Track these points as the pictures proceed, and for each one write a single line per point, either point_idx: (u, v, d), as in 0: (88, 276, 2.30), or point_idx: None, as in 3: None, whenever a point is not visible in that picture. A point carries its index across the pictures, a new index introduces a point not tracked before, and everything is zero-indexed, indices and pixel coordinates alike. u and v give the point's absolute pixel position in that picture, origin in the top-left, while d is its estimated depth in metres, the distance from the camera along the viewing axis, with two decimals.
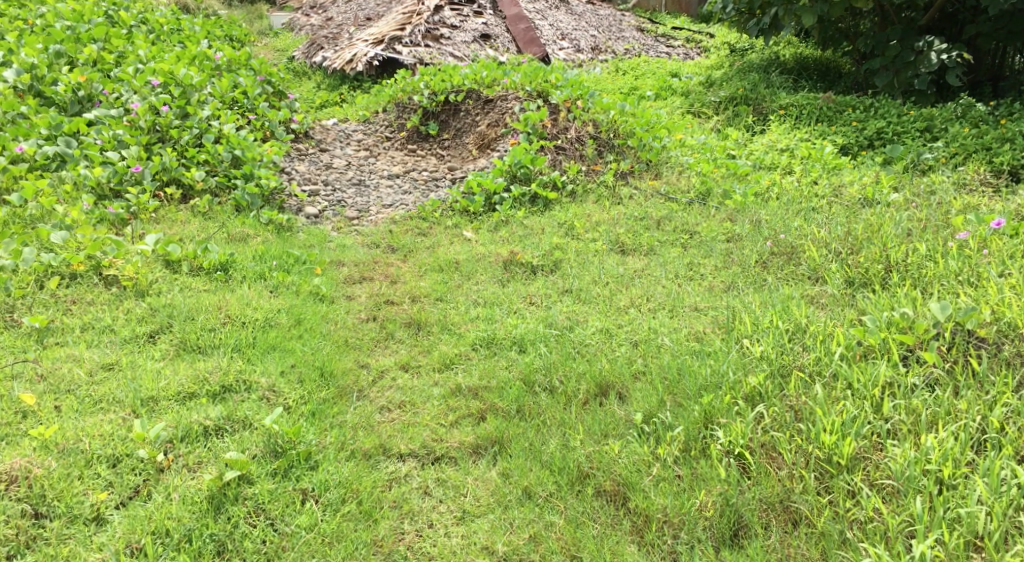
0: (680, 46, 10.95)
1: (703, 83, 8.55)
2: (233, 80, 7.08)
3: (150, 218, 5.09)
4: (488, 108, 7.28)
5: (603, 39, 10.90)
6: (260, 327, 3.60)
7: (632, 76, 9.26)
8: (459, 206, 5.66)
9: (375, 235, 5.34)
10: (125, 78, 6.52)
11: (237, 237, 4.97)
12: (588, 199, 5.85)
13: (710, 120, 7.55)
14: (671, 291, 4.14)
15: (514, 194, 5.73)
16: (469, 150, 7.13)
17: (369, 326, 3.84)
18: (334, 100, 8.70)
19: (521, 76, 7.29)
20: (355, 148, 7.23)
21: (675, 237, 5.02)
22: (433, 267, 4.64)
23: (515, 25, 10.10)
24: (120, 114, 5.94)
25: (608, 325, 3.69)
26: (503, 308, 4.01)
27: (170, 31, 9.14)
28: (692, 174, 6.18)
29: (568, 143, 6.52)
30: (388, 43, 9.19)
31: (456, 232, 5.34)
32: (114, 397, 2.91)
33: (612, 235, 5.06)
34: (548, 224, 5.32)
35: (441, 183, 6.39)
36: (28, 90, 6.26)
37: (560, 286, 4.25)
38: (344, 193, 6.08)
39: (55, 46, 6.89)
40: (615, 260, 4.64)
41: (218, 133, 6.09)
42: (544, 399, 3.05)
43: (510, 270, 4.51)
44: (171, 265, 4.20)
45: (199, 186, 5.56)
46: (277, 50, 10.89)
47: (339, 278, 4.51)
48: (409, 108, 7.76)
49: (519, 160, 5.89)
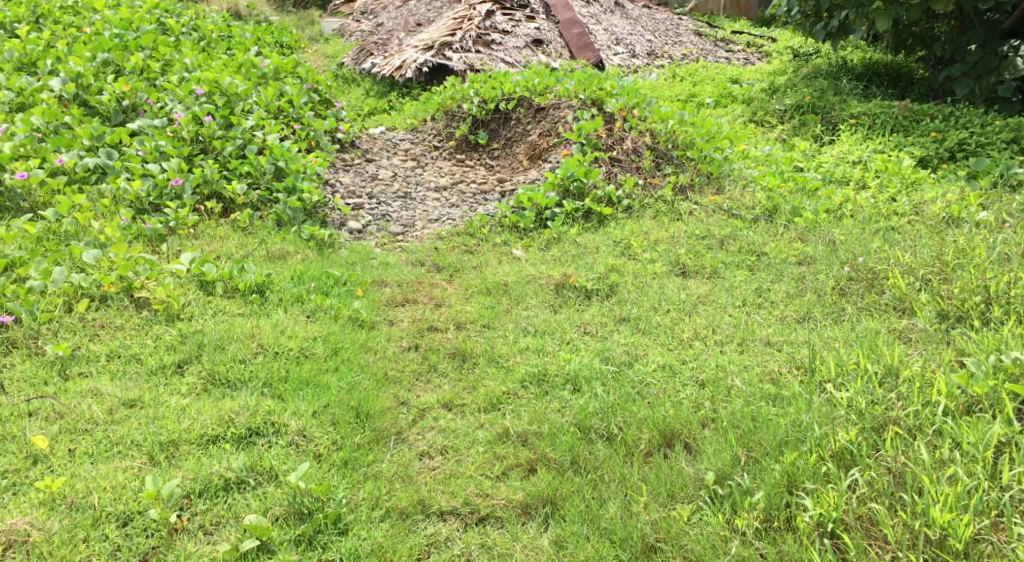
0: (739, 51, 10.53)
1: (766, 89, 8.13)
2: (279, 88, 6.86)
3: (188, 234, 4.89)
4: (540, 117, 6.99)
5: (659, 44, 10.53)
6: (293, 358, 3.35)
7: (690, 82, 8.89)
8: (509, 221, 5.37)
9: (421, 253, 5.07)
10: (170, 87, 6.37)
11: (277, 255, 4.74)
12: (645, 215, 5.52)
13: (775, 130, 7.14)
14: (741, 321, 3.77)
15: (567, 209, 5.42)
16: (520, 160, 6.85)
17: (412, 357, 3.57)
18: (382, 108, 8.50)
19: (574, 84, 6.98)
20: (402, 158, 6.99)
21: (741, 258, 4.65)
22: (481, 290, 4.36)
23: (569, 29, 9.79)
24: (162, 124, 5.77)
25: (671, 360, 3.36)
26: (556, 339, 3.70)
27: (219, 37, 9.01)
28: (756, 189, 5.80)
29: (623, 155, 6.19)
30: (438, 49, 8.95)
31: (505, 250, 5.05)
32: (132, 440, 2.70)
33: (672, 256, 4.71)
34: (603, 242, 5.00)
35: (490, 197, 6.12)
36: (73, 99, 6.15)
37: (617, 313, 3.92)
38: (389, 206, 5.84)
39: (102, 54, 6.78)
40: (676, 284, 4.30)
41: (262, 144, 5.89)
42: (601, 450, 2.75)
43: (563, 294, 4.20)
44: (205, 285, 3.98)
45: (240, 199, 5.36)
46: (326, 57, 10.73)
47: (382, 300, 4.26)
48: (458, 116, 7.50)
49: (572, 173, 5.58)
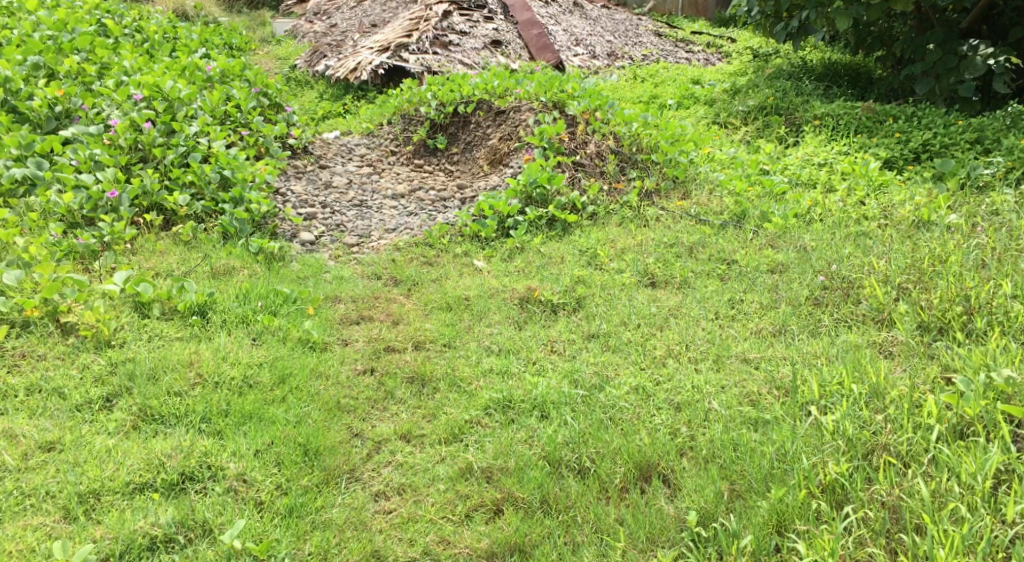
0: (700, 51, 10.41)
1: (728, 90, 8.00)
2: (225, 92, 6.54)
3: (125, 250, 4.58)
4: (500, 120, 6.77)
5: (619, 44, 10.36)
6: (236, 389, 3.07)
7: (651, 84, 8.73)
8: (469, 230, 5.13)
9: (376, 265, 4.81)
10: (107, 91, 6.03)
11: (222, 271, 4.45)
12: (610, 221, 5.32)
13: (740, 131, 7.00)
14: (715, 336, 3.58)
15: (530, 217, 5.19)
16: (480, 165, 6.62)
17: (366, 382, 3.31)
18: (336, 111, 8.22)
19: (535, 86, 6.78)
20: (357, 163, 6.72)
21: (710, 266, 4.46)
22: (440, 306, 4.11)
23: (527, 30, 9.59)
24: (98, 131, 5.44)
25: (644, 381, 3.15)
26: (520, 359, 3.47)
27: (163, 39, 8.64)
28: (724, 193, 5.63)
29: (587, 159, 5.99)
30: (394, 51, 8.68)
31: (466, 261, 4.81)
32: (47, 491, 2.45)
33: (640, 266, 4.50)
34: (567, 252, 4.79)
35: (449, 204, 5.87)
36: (1, 105, 5.80)
37: (585, 329, 3.70)
38: (343, 216, 5.56)
39: (34, 57, 6.41)
40: (645, 296, 4.10)
41: (206, 151, 5.58)
42: (574, 486, 2.54)
43: (527, 309, 3.97)
44: (141, 307, 3.68)
45: (182, 211, 5.04)
46: (278, 59, 10.39)
47: (334, 318, 4.00)
48: (416, 120, 7.24)
49: (535, 179, 5.36)
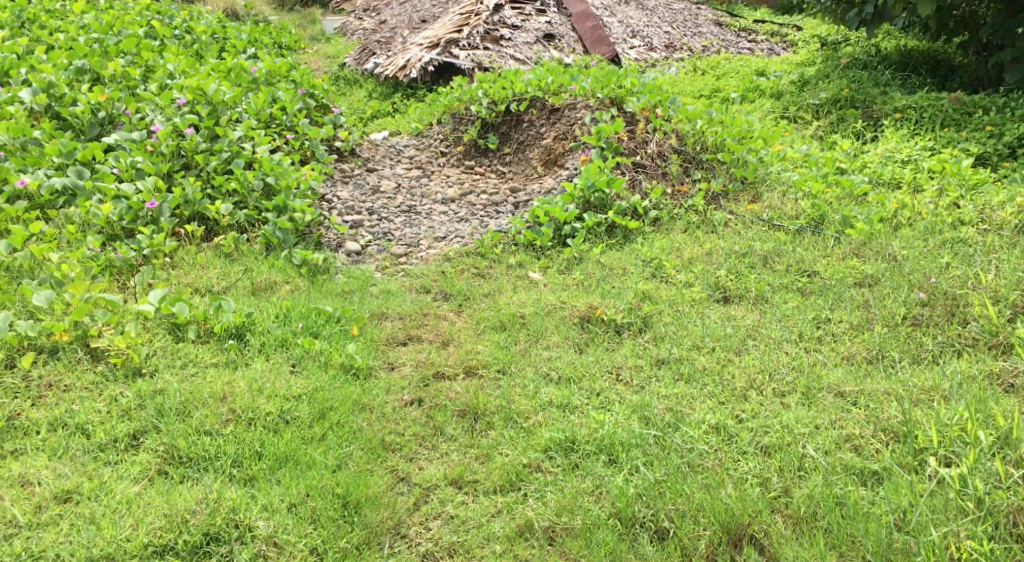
0: (763, 41, 9.92)
1: (797, 81, 7.53)
2: (271, 93, 6.30)
3: (164, 263, 4.36)
4: (554, 119, 6.43)
5: (677, 35, 9.92)
6: (271, 426, 2.80)
7: (713, 76, 8.31)
8: (523, 238, 4.79)
9: (425, 277, 4.52)
10: (151, 95, 5.83)
11: (263, 287, 4.21)
12: (675, 228, 4.97)
13: (811, 126, 6.54)
14: (801, 366, 3.20)
15: (589, 223, 4.84)
16: (534, 166, 6.30)
17: (413, 415, 3.02)
18: (385, 110, 7.98)
19: (591, 81, 6.41)
20: (406, 166, 6.44)
21: (789, 278, 4.06)
22: (493, 325, 3.82)
23: (582, 23, 9.21)
24: (140, 137, 5.24)
25: (723, 418, 2.79)
26: (582, 390, 3.14)
27: (210, 41, 8.46)
28: (799, 196, 5.21)
29: (648, 159, 5.62)
30: (444, 47, 8.39)
31: (521, 273, 4.49)
32: (56, 555, 2.28)
33: (710, 279, 4.13)
34: (629, 263, 4.44)
35: (502, 209, 5.56)
36: (44, 111, 5.64)
37: (653, 354, 3.35)
38: (391, 223, 5.29)
39: (78, 60, 6.24)
40: (719, 314, 3.73)
41: (250, 157, 5.35)
42: (653, 553, 2.31)
43: (587, 330, 3.64)
44: (176, 329, 3.43)
45: (225, 220, 4.81)
46: (327, 57, 10.17)
47: (381, 338, 3.73)
48: (467, 119, 6.93)
49: (594, 183, 5.02)
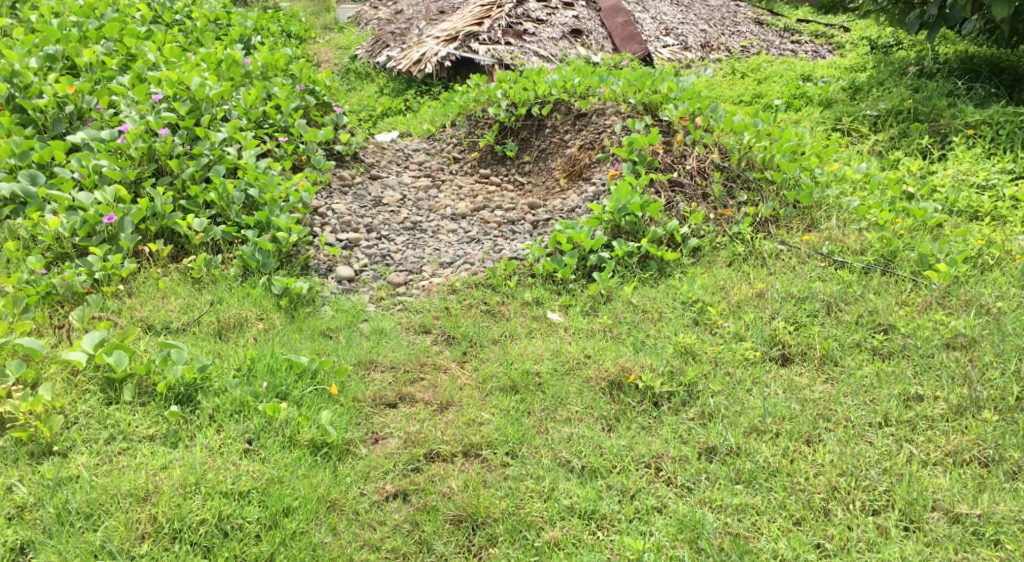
0: (807, 42, 9.16)
1: (849, 88, 6.78)
2: (264, 89, 5.63)
3: (118, 292, 3.73)
4: (580, 126, 5.76)
5: (715, 34, 9.19)
6: (202, 544, 2.27)
7: (754, 80, 7.59)
8: (542, 269, 4.10)
9: (426, 314, 3.87)
10: (127, 89, 5.19)
11: (232, 325, 3.56)
12: (717, 261, 4.29)
13: (868, 141, 5.81)
14: (895, 468, 2.53)
15: (618, 253, 4.16)
16: (556, 179, 5.63)
17: (396, 518, 2.42)
18: (396, 109, 7.33)
19: (622, 84, 5.72)
20: (414, 173, 5.78)
21: (860, 332, 3.35)
22: (502, 386, 3.15)
23: (612, 18, 8.51)
24: (109, 136, 4.61)
25: (803, 551, 2.30)
26: (610, 489, 2.52)
27: (211, 29, 7.83)
28: (863, 225, 4.50)
29: (686, 177, 4.93)
30: (462, 41, 7.70)
31: (537, 314, 3.82)
32: None
33: (766, 329, 3.41)
34: (665, 305, 3.75)
35: (519, 231, 4.90)
36: (6, 103, 5.00)
37: (700, 440, 2.67)
38: (391, 244, 4.63)
39: (52, 48, 5.61)
40: (779, 380, 3.02)
41: (235, 163, 4.70)
42: None
43: (618, 401, 2.93)
44: (110, 385, 2.79)
45: (198, 238, 4.16)
46: (339, 48, 9.51)
47: (365, 397, 3.06)
48: (483, 122, 6.25)
49: (625, 206, 4.35)
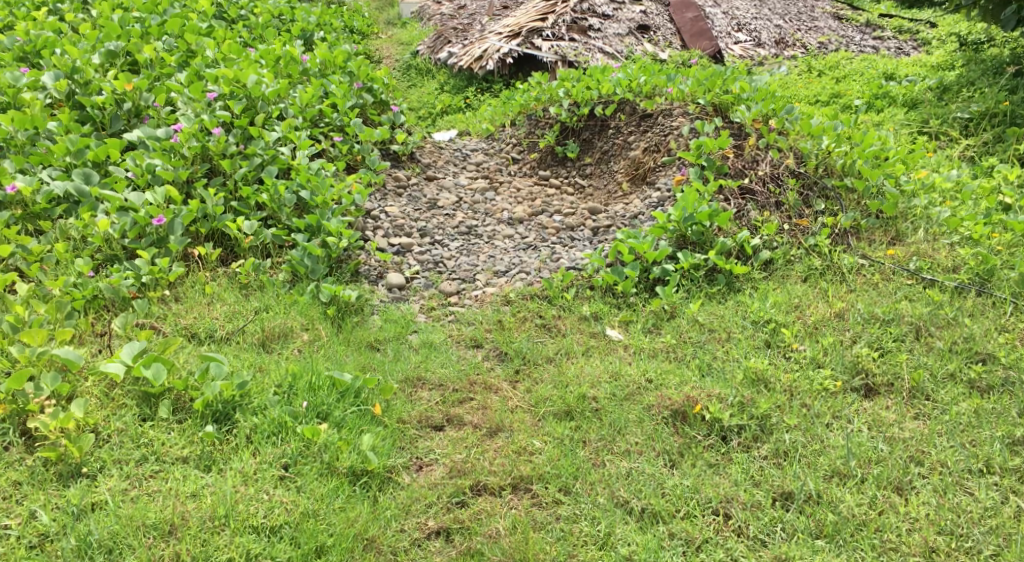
0: (888, 39, 8.70)
1: (935, 88, 6.37)
2: (322, 87, 5.51)
3: (162, 298, 3.62)
4: (645, 127, 5.50)
5: (789, 30, 8.80)
6: None
7: (830, 79, 7.21)
8: (602, 281, 3.87)
9: (478, 327, 3.68)
10: (184, 87, 5.12)
11: (276, 336, 3.45)
12: (791, 276, 4.00)
13: (958, 146, 5.43)
14: (1003, 527, 2.31)
15: (684, 264, 3.89)
16: (618, 182, 5.39)
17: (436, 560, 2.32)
18: (456, 106, 7.17)
19: (692, 84, 5.47)
20: (471, 175, 5.60)
21: (954, 362, 3.05)
22: (557, 412, 2.93)
23: (681, 15, 8.21)
24: (163, 135, 4.52)
25: None
26: (674, 537, 2.34)
27: (273, 24, 7.78)
28: (954, 240, 4.18)
29: (758, 184, 4.62)
30: (525, 37, 7.50)
31: (596, 331, 3.59)
32: None
33: (847, 355, 3.12)
34: (734, 324, 3.49)
35: (578, 238, 4.67)
36: (66, 100, 4.97)
37: (776, 483, 2.47)
38: (445, 250, 4.46)
39: (113, 44, 5.58)
40: (862, 414, 2.76)
41: (288, 163, 4.58)
42: None
43: (682, 433, 2.69)
44: (147, 400, 2.67)
45: (248, 241, 4.05)
46: (401, 44, 9.40)
47: (411, 418, 2.89)
48: (544, 122, 6.04)
49: (692, 215, 4.08)
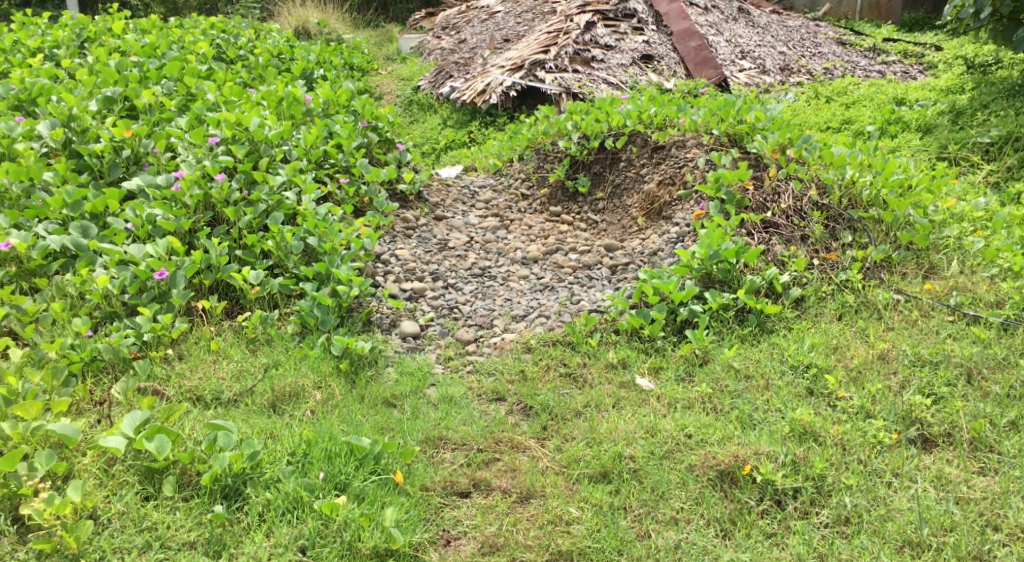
0: (895, 63, 8.59)
1: (950, 111, 6.21)
2: (325, 127, 5.35)
3: (164, 357, 3.41)
4: (659, 160, 5.33)
5: (794, 56, 8.68)
6: None
7: (841, 105, 7.06)
8: (626, 324, 3.65)
9: (499, 377, 3.47)
10: (184, 132, 4.95)
11: (287, 396, 3.25)
12: (826, 313, 3.80)
13: (980, 172, 5.26)
14: None
15: (712, 305, 3.69)
16: (633, 217, 5.21)
17: None
18: (460, 141, 7.01)
19: (704, 114, 5.28)
20: (481, 213, 5.42)
21: (1014, 409, 2.85)
22: (592, 475, 2.74)
23: (685, 43, 8.07)
24: (164, 183, 4.36)
25: None
26: None
27: (273, 64, 7.66)
28: (994, 273, 3.99)
29: (782, 217, 4.43)
30: (528, 69, 7.37)
31: (625, 380, 3.38)
32: None
33: (898, 404, 2.92)
34: (772, 370, 3.28)
35: (596, 278, 4.48)
36: (63, 149, 4.80)
37: (843, 557, 2.38)
38: (459, 294, 4.27)
39: (111, 90, 5.42)
40: (927, 470, 2.66)
41: (294, 209, 4.40)
42: None
43: (733, 497, 2.58)
44: (151, 476, 2.49)
45: (254, 292, 3.86)
46: (402, 80, 9.28)
47: (433, 483, 2.68)
48: (553, 155, 5.86)
49: (717, 251, 3.87)
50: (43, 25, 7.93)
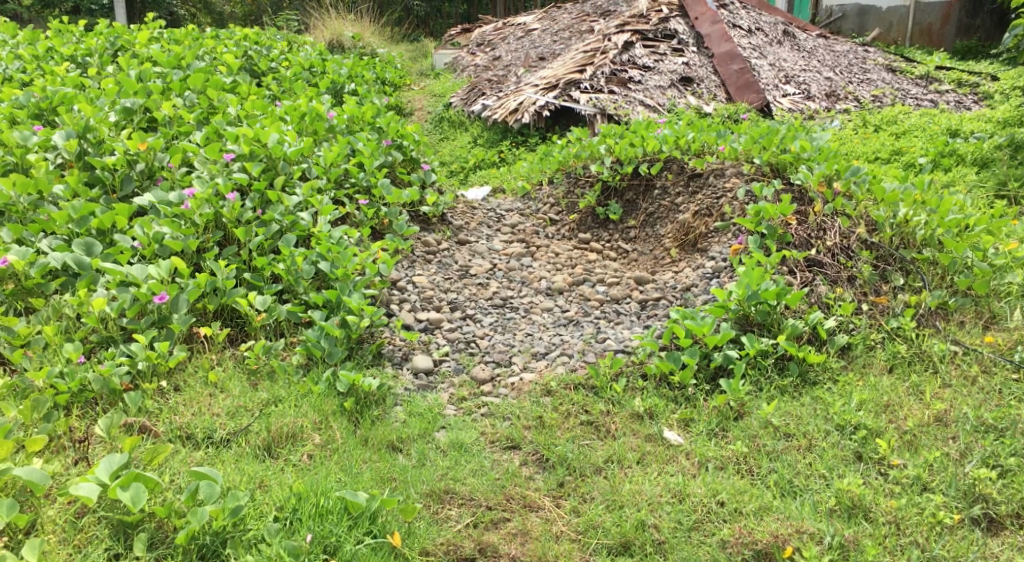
0: (947, 92, 8.22)
1: (1009, 145, 5.84)
2: (347, 145, 5.14)
3: (157, 389, 3.18)
4: (696, 189, 5.04)
5: (840, 81, 8.35)
6: None
7: (889, 134, 6.72)
8: (655, 368, 3.35)
9: (515, 423, 3.20)
10: (201, 146, 4.76)
11: (284, 437, 3.00)
12: (875, 364, 3.48)
13: None
14: None
15: (750, 351, 3.38)
16: (666, 247, 4.92)
17: None
18: (489, 160, 6.78)
19: (745, 142, 4.98)
20: (506, 238, 5.17)
21: None
22: (614, 547, 2.56)
23: (726, 65, 7.76)
24: (175, 200, 4.16)
25: None
26: None
27: (302, 77, 7.49)
28: None
29: (827, 255, 4.11)
30: (562, 89, 7.15)
31: (653, 433, 3.09)
32: None
33: (960, 477, 2.68)
34: (816, 430, 2.97)
35: (625, 314, 4.19)
36: (76, 160, 4.63)
37: None
38: (477, 327, 4.01)
39: (131, 101, 5.26)
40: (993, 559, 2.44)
41: (308, 230, 4.18)
42: None
43: None
44: (126, 529, 2.29)
45: (259, 319, 3.64)
46: (434, 96, 9.08)
47: (432, 547, 2.49)
48: (584, 180, 5.59)
49: (756, 292, 3.55)
50: (77, 33, 7.85)
